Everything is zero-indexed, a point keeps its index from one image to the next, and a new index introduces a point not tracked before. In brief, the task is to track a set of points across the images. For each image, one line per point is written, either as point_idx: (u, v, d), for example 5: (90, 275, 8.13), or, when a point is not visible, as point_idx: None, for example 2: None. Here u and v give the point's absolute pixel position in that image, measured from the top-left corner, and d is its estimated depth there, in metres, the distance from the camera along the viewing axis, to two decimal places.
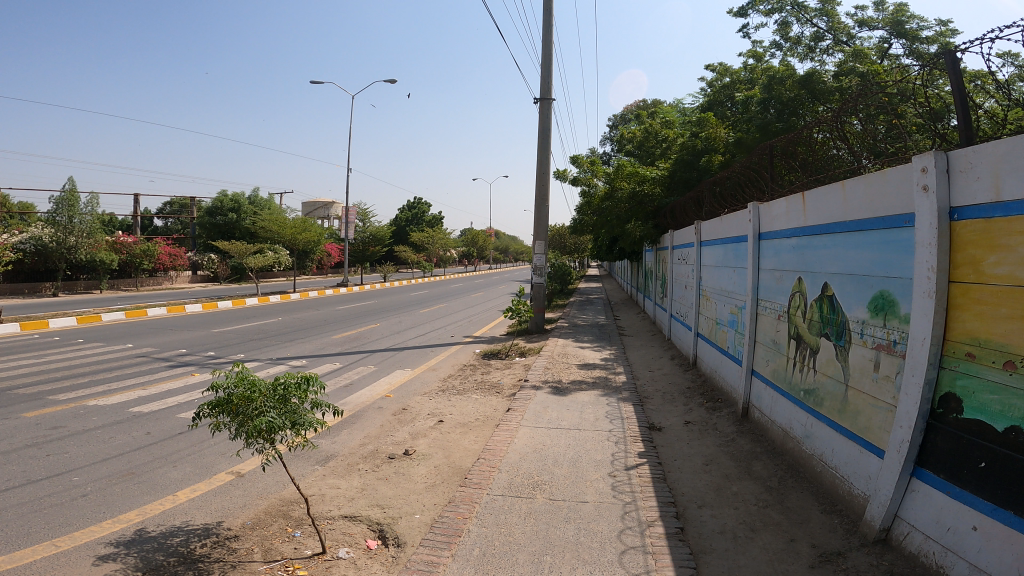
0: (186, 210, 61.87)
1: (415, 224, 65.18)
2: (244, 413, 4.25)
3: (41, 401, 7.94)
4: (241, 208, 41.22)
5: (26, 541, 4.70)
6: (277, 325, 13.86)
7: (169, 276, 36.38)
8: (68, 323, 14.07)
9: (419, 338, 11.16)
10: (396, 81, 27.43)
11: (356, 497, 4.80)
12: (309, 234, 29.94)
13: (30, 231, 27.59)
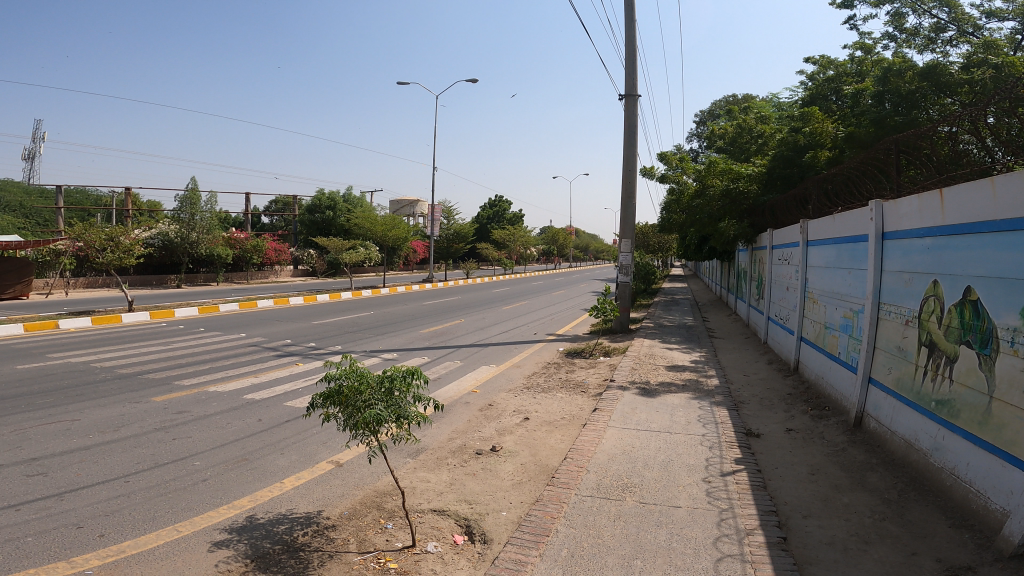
0: (287, 210, 65.59)
1: (496, 221, 66.05)
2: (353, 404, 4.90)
3: (169, 386, 8.65)
4: (337, 205, 43.13)
5: (155, 525, 5.25)
6: (371, 318, 14.40)
7: (274, 270, 38.72)
8: (191, 313, 15.23)
9: (504, 334, 11.23)
10: (479, 80, 28.28)
11: (445, 492, 4.89)
12: (398, 230, 30.95)
13: (158, 228, 30.39)
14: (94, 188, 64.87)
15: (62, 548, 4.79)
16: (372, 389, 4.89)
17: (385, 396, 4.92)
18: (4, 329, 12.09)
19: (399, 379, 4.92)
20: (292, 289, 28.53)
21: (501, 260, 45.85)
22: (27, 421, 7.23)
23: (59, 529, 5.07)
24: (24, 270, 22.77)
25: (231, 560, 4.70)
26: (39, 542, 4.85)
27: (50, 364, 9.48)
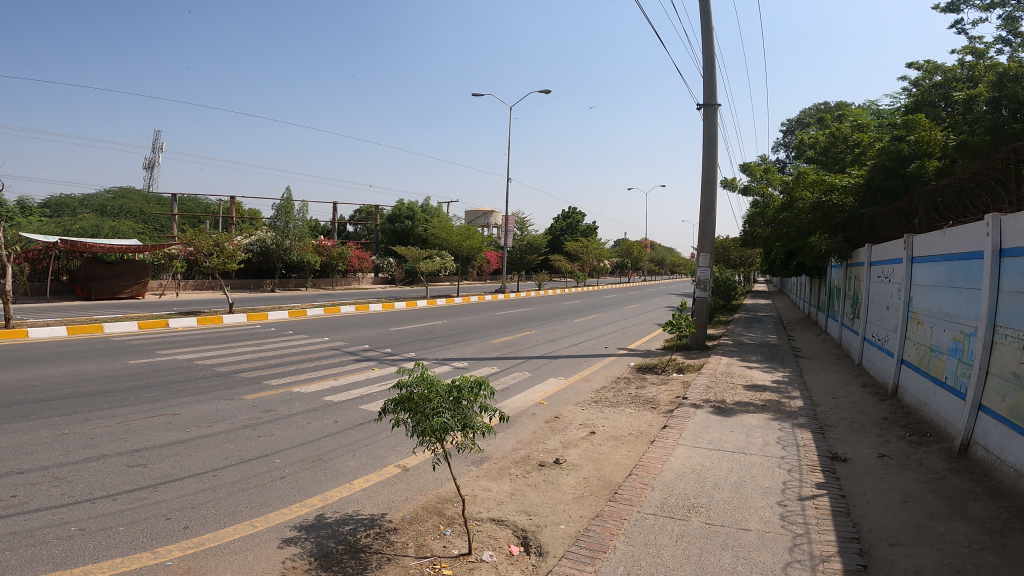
0: (370, 219, 68.27)
1: (569, 233, 65.81)
2: (422, 411, 5.03)
3: (259, 385, 9.07)
4: (416, 215, 44.56)
5: (233, 519, 5.49)
6: (445, 327, 14.60)
7: (357, 278, 40.30)
8: (282, 316, 16.03)
9: (575, 347, 11.03)
10: (551, 92, 28.92)
11: (505, 502, 4.79)
12: (473, 240, 31.25)
13: (257, 235, 32.66)
14: (202, 198, 70.39)
15: (150, 538, 5.09)
16: (441, 397, 5.01)
17: (453, 405, 5.02)
18: (121, 327, 13.22)
19: (467, 390, 5.00)
20: (372, 295, 29.60)
21: (574, 271, 45.58)
22: (133, 414, 7.79)
23: (149, 519, 5.40)
24: (141, 271, 24.88)
25: (297, 558, 4.84)
26: (130, 530, 5.18)
27: (155, 360, 10.22)
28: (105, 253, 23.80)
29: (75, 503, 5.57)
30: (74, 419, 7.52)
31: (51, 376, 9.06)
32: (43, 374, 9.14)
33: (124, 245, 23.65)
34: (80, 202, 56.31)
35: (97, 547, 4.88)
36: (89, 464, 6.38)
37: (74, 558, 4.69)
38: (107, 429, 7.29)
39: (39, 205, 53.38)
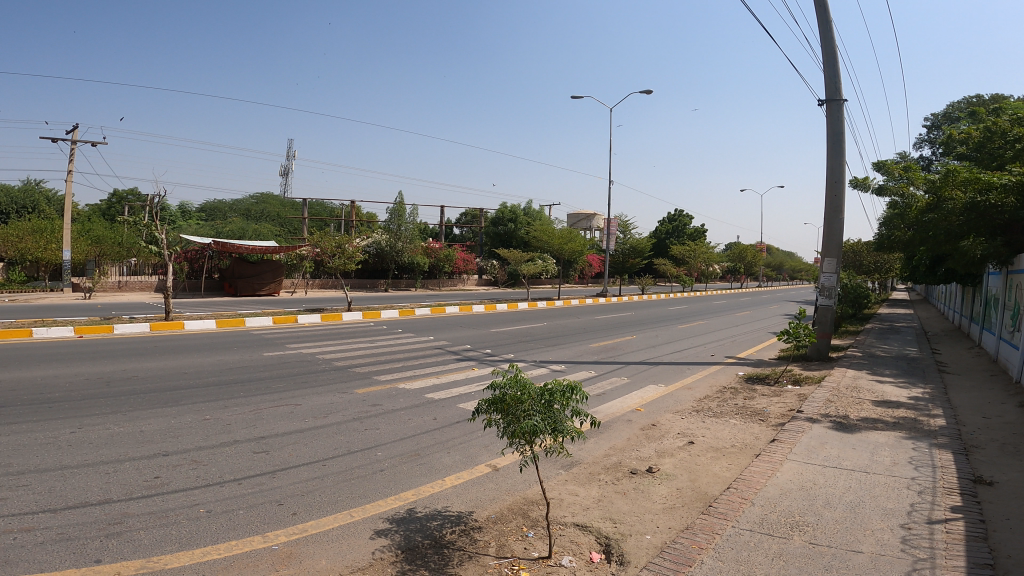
0: (475, 221, 70.09)
1: (675, 236, 63.57)
2: (513, 413, 4.93)
3: (368, 379, 9.38)
4: (518, 217, 45.33)
5: (335, 508, 5.67)
6: (545, 329, 14.48)
7: (462, 279, 41.54)
8: (393, 315, 16.72)
9: (680, 354, 10.44)
10: (651, 91, 27.51)
11: (591, 508, 4.53)
12: (575, 243, 31.31)
13: (373, 237, 34.63)
14: (326, 202, 76.10)
15: (261, 523, 5.39)
16: (533, 400, 4.88)
17: (544, 408, 4.87)
18: (258, 321, 14.46)
19: (560, 394, 4.84)
20: (475, 297, 30.30)
21: (681, 276, 43.92)
22: (263, 403, 8.32)
23: (264, 505, 5.73)
24: (277, 270, 27.09)
25: (386, 550, 4.91)
26: (247, 514, 5.53)
27: (283, 354, 10.97)
28: (248, 254, 26.23)
29: (205, 486, 6.04)
30: (214, 405, 8.18)
31: (196, 365, 10.02)
32: (191, 364, 10.11)
33: (264, 247, 26.37)
34: (229, 209, 64.55)
35: (217, 529, 5.24)
36: (221, 449, 6.90)
37: (196, 538, 5.06)
38: (240, 416, 7.84)
39: (193, 212, 60.44)
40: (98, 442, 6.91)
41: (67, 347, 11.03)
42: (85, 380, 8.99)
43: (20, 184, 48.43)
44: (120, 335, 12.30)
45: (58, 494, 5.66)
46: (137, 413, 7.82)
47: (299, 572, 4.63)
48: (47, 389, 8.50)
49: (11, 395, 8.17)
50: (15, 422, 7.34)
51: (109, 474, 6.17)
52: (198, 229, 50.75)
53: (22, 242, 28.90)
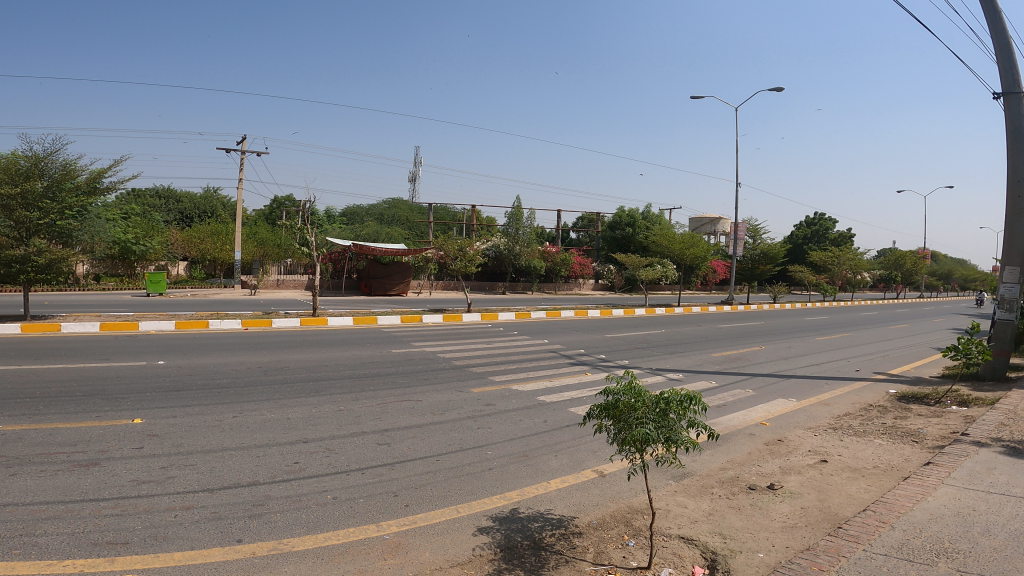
0: (592, 225, 69.96)
1: (816, 241, 58.69)
2: (624, 420, 4.66)
3: (483, 379, 9.49)
4: (636, 222, 44.06)
5: (443, 503, 5.71)
6: (664, 336, 13.85)
7: (578, 283, 41.45)
8: (510, 318, 16.91)
9: (816, 367, 9.46)
10: (783, 89, 23.62)
11: (699, 520, 4.14)
12: (697, 248, 29.65)
13: (493, 240, 36.00)
14: (449, 206, 79.79)
15: (377, 512, 5.59)
16: (646, 408, 4.58)
17: (658, 417, 4.56)
18: (388, 320, 15.34)
19: (676, 403, 4.51)
20: (589, 301, 29.98)
21: (820, 283, 40.12)
22: (389, 397, 8.66)
23: (381, 495, 5.93)
24: (407, 271, 28.85)
25: (486, 547, 4.85)
26: (365, 503, 5.76)
27: (408, 351, 11.49)
28: (380, 256, 28.00)
29: (334, 474, 6.40)
30: (348, 397, 8.66)
31: (334, 358, 10.78)
32: (331, 357, 10.91)
33: (395, 249, 28.15)
34: (365, 214, 71.14)
35: (339, 516, 5.50)
36: (351, 439, 7.24)
37: (321, 524, 5.34)
38: (369, 408, 8.21)
39: (337, 215, 66.42)
40: (253, 427, 7.61)
41: (231, 337, 12.45)
42: (244, 368, 10.03)
43: (203, 193, 56.49)
44: (276, 328, 13.66)
45: (215, 475, 6.29)
46: (285, 401, 8.50)
47: (404, 562, 4.70)
48: (214, 375, 9.59)
49: (186, 379, 9.33)
50: (190, 404, 8.33)
51: (259, 458, 6.77)
52: (341, 231, 55.78)
53: (204, 243, 33.73)
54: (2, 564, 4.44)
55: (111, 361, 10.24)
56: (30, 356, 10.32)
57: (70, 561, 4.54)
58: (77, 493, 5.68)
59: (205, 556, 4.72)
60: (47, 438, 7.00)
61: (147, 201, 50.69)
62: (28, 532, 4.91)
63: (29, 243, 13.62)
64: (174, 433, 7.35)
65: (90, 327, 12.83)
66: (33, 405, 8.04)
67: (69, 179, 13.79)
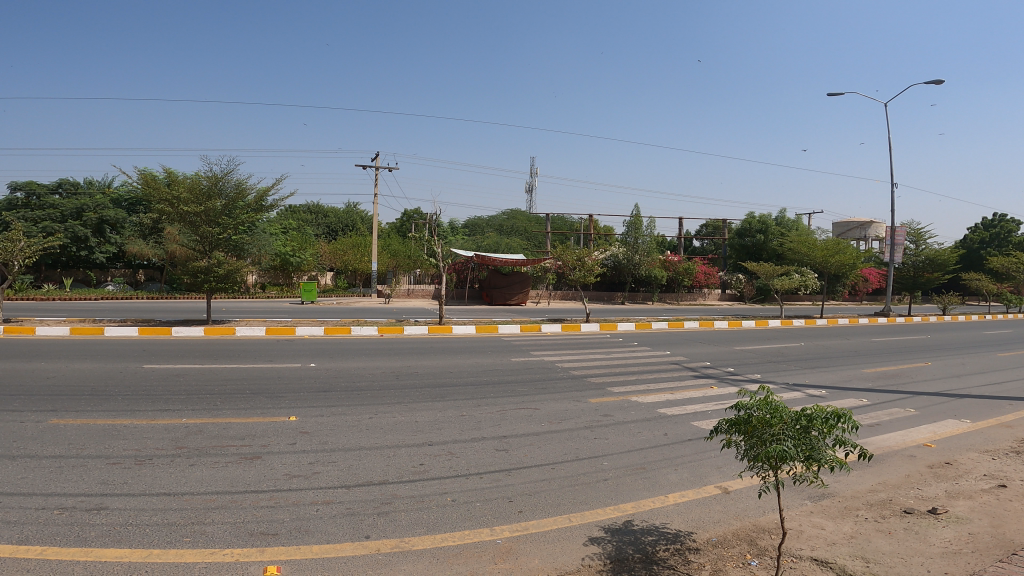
0: (717, 232, 67.32)
1: (996, 246, 50.78)
2: (757, 436, 4.20)
3: (603, 390, 9.23)
4: (769, 228, 40.90)
5: (556, 511, 5.55)
6: (803, 349, 12.65)
7: (703, 294, 39.66)
8: (630, 328, 16.40)
9: (995, 386, 8.10)
10: (944, 80, 20.90)
11: (838, 543, 3.61)
12: (843, 256, 26.78)
13: (611, 250, 36.29)
14: (566, 215, 80.48)
15: (491, 517, 5.56)
16: (784, 425, 4.12)
17: (799, 435, 4.09)
18: (510, 329, 15.58)
19: (822, 421, 4.03)
20: (717, 312, 28.31)
21: (1004, 295, 34.12)
22: (508, 404, 8.70)
23: (496, 500, 5.89)
24: (525, 281, 29.54)
25: (595, 558, 4.62)
26: (481, 507, 5.76)
27: (528, 360, 11.53)
28: (500, 265, 29.26)
29: (455, 477, 6.49)
30: (470, 403, 8.83)
31: (458, 365, 11.12)
32: (455, 364, 11.26)
33: (515, 259, 29.11)
34: (487, 225, 74.26)
35: (456, 518, 5.56)
36: (471, 443, 7.32)
37: (440, 525, 5.44)
38: (489, 414, 8.29)
39: (460, 226, 69.34)
40: (385, 428, 7.99)
41: (368, 343, 13.35)
42: (379, 373, 10.67)
43: (346, 209, 62.17)
44: (407, 335, 14.45)
45: (352, 473, 6.67)
46: (414, 405, 8.87)
47: (513, 568, 4.61)
48: (355, 378, 10.30)
49: (331, 382, 10.11)
50: (334, 404, 8.99)
51: (389, 458, 7.08)
52: (466, 243, 58.54)
53: (347, 255, 37.05)
54: (176, 549, 4.90)
55: (272, 362, 11.40)
56: (209, 357, 11.78)
57: (228, 549, 4.94)
58: (240, 485, 6.29)
59: (337, 550, 4.97)
60: (221, 431, 7.89)
61: (301, 216, 56.71)
62: (200, 520, 5.46)
63: (211, 255, 15.70)
64: (321, 431, 7.94)
65: (257, 332, 14.46)
66: (211, 400, 9.13)
67: (241, 197, 15.71)
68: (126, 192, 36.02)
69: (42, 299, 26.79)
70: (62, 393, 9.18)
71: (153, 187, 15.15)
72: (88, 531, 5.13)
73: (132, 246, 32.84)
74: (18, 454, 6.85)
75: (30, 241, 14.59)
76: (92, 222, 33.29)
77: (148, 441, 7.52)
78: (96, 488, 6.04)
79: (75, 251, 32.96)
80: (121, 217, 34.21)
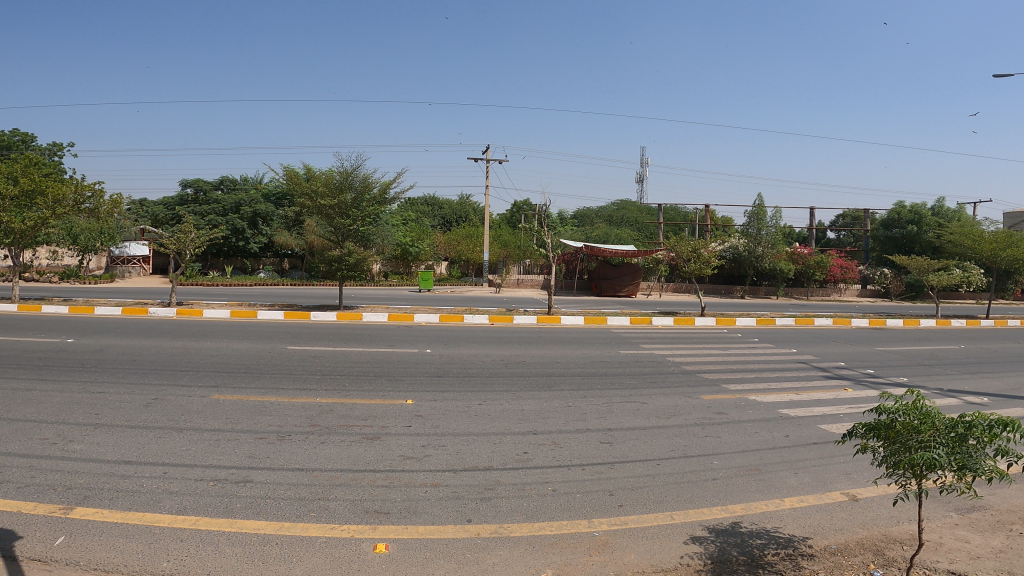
0: (857, 224, 63.45)
1: None
2: (901, 443, 3.63)
3: (718, 386, 8.67)
4: (923, 219, 36.33)
5: (658, 507, 5.25)
6: (959, 352, 11.07)
7: (838, 290, 36.17)
8: (751, 324, 15.31)
9: None
10: None
11: (982, 556, 3.30)
12: (1018, 249, 23.03)
13: (731, 241, 34.80)
14: (682, 207, 77.49)
15: (590, 509, 5.37)
16: (935, 432, 3.51)
17: (953, 443, 3.47)
18: (620, 320, 15.20)
19: (985, 430, 3.38)
20: (855, 309, 25.60)
21: None
22: (615, 397, 8.47)
23: (597, 493, 5.68)
24: (636, 272, 29.16)
25: (695, 557, 4.30)
26: (582, 499, 5.58)
27: (638, 353, 11.14)
28: (611, 256, 29.06)
29: (557, 467, 6.37)
30: (577, 394, 8.70)
31: (567, 356, 11.02)
32: (563, 354, 11.18)
33: (626, 251, 28.93)
34: (597, 215, 73.86)
35: (555, 508, 5.45)
36: (576, 434, 7.18)
37: (539, 513, 5.35)
38: (595, 406, 8.10)
39: (570, 217, 69.09)
40: (492, 415, 8.09)
41: (481, 331, 13.66)
42: (490, 360, 10.86)
43: (461, 200, 64.61)
44: (516, 325, 14.63)
45: (460, 457, 6.81)
46: (521, 393, 8.90)
47: (608, 561, 4.42)
48: (467, 365, 10.58)
49: (445, 367, 10.47)
50: (447, 389, 9.29)
51: (495, 444, 7.13)
52: (576, 235, 58.66)
53: (461, 245, 38.49)
54: (303, 523, 5.24)
55: (393, 347, 12.04)
56: (341, 341, 12.71)
57: (346, 526, 5.22)
58: (361, 463, 6.67)
59: (440, 532, 5.09)
60: (348, 411, 8.45)
61: (419, 208, 59.67)
62: (324, 496, 5.83)
63: (343, 246, 17.01)
64: (435, 415, 8.22)
65: (381, 318, 15.37)
66: (340, 381, 9.85)
67: (367, 190, 16.86)
68: (274, 187, 40.05)
69: (209, 284, 30.69)
70: (221, 371, 10.37)
71: (295, 182, 16.70)
72: (234, 502, 5.61)
73: (280, 237, 36.84)
74: (184, 427, 7.76)
75: (198, 233, 16.67)
76: (247, 215, 37.60)
77: (288, 418, 8.23)
78: (244, 461, 6.67)
79: (235, 241, 37.58)
80: (270, 210, 38.18)
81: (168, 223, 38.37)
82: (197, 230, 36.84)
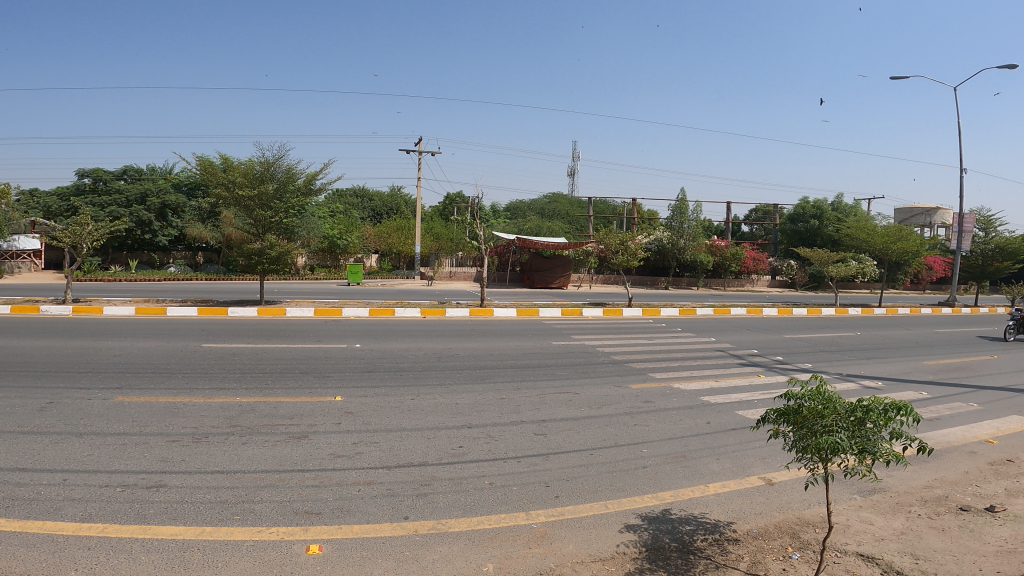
0: (768, 218, 67.58)
1: None
2: (808, 427, 3.95)
3: (644, 375, 9.05)
4: (824, 213, 39.27)
5: (592, 496, 5.45)
6: (858, 340, 12.13)
7: (750, 279, 38.43)
8: (674, 314, 16.04)
9: None
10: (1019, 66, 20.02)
11: (885, 538, 3.70)
12: (905, 242, 25.34)
13: (656, 235, 36.09)
14: (610, 200, 79.70)
15: (527, 501, 5.50)
16: (836, 416, 3.84)
17: (853, 427, 3.81)
18: (551, 312, 15.47)
19: (879, 414, 3.73)
20: (765, 299, 27.42)
21: None
22: (548, 388, 8.66)
23: (533, 484, 5.83)
24: (567, 265, 29.76)
25: (630, 545, 4.52)
26: (519, 491, 5.71)
27: (569, 344, 11.41)
28: (542, 249, 29.37)
29: (492, 460, 6.47)
30: (510, 386, 8.82)
31: (500, 348, 11.11)
32: (496, 347, 11.27)
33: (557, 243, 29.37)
34: (528, 207, 74.59)
35: (493, 501, 5.54)
36: (510, 426, 7.31)
37: (477, 507, 5.43)
38: (529, 398, 8.26)
39: (501, 211, 69.27)
40: (426, 409, 8.07)
41: (413, 325, 13.52)
42: (423, 354, 10.80)
43: (391, 193, 63.27)
44: (449, 318, 14.59)
45: (394, 454, 6.76)
46: (455, 387, 8.93)
47: (547, 552, 4.56)
48: (399, 359, 10.46)
49: (376, 362, 10.29)
50: (379, 385, 9.16)
51: (430, 439, 7.13)
52: (506, 227, 59.07)
53: (391, 238, 37.65)
54: (226, 526, 5.04)
55: (320, 343, 11.69)
56: (263, 337, 12.18)
57: (274, 528, 5.07)
58: (289, 463, 6.48)
59: (376, 531, 5.05)
60: (272, 410, 8.16)
61: (347, 199, 57.78)
62: (249, 498, 5.63)
63: (264, 238, 16.21)
64: (366, 411, 8.08)
65: (307, 312, 14.86)
66: (264, 379, 9.47)
67: (290, 181, 16.13)
68: (186, 177, 37.51)
69: (111, 280, 28.38)
70: (128, 371, 9.68)
71: (209, 172, 15.74)
72: (147, 508, 5.31)
73: (192, 229, 34.20)
74: (85, 431, 7.21)
75: (98, 225, 15.36)
76: (154, 207, 35.09)
77: (205, 418, 7.84)
78: (156, 465, 6.31)
79: (141, 233, 34.99)
80: (181, 201, 35.76)
81: (62, 215, 35.18)
82: (95, 221, 33.97)
